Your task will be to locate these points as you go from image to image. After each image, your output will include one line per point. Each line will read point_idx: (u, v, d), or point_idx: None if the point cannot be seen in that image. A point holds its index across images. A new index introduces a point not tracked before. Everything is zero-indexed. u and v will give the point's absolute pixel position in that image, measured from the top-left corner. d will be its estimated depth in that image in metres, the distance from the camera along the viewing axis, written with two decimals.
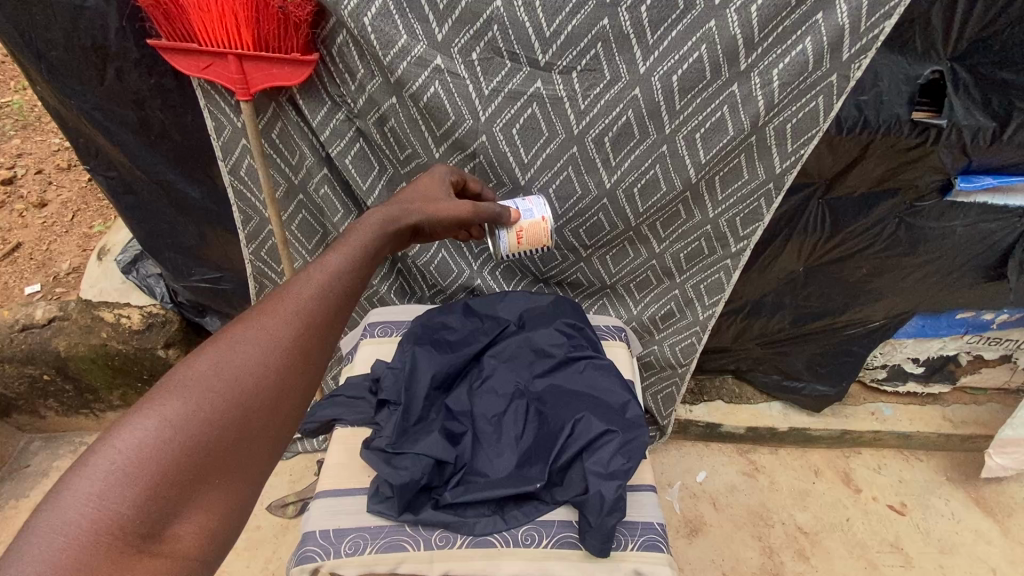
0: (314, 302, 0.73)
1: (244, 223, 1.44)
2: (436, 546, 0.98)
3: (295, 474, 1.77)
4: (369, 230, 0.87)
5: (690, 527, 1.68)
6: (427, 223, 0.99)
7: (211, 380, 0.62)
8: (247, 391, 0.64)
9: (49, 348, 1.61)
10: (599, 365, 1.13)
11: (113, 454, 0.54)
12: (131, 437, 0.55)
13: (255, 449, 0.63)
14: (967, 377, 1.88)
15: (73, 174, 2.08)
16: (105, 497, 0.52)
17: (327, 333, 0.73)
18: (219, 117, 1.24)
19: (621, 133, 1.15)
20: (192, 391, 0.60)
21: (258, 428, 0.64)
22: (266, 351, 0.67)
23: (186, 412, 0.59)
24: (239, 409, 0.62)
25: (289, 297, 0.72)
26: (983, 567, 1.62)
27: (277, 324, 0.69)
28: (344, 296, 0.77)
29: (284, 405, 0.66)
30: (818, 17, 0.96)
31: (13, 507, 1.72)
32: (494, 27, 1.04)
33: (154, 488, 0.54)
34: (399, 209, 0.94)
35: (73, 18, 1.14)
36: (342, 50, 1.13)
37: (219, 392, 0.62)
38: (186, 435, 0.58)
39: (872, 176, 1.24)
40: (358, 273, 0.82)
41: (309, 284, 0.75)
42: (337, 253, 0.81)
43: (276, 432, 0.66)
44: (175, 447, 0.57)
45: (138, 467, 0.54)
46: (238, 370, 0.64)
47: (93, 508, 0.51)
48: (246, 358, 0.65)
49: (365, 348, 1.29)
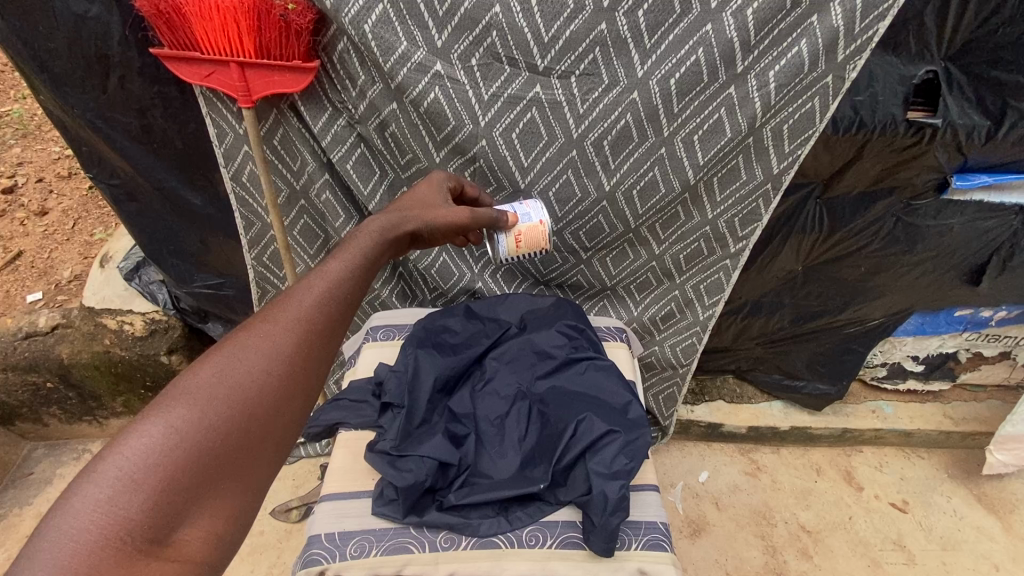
0: (314, 310, 0.74)
1: (247, 229, 1.45)
2: (442, 548, 0.99)
3: (298, 479, 1.78)
4: (368, 238, 0.88)
5: (693, 527, 1.69)
6: (426, 231, 1.00)
7: (215, 387, 0.63)
8: (251, 398, 0.64)
9: (51, 356, 1.62)
10: (601, 365, 1.14)
11: (120, 461, 0.54)
12: (137, 444, 0.56)
13: (259, 454, 0.64)
14: (968, 374, 1.89)
15: (74, 182, 2.09)
16: (114, 503, 0.52)
17: (328, 339, 0.74)
18: (221, 124, 1.25)
19: (620, 136, 1.16)
20: (197, 399, 0.61)
21: (262, 434, 0.64)
22: (269, 359, 0.68)
23: (191, 418, 0.60)
24: (243, 416, 0.63)
25: (289, 304, 0.73)
26: (985, 563, 1.62)
27: (279, 331, 0.70)
28: (345, 302, 0.78)
29: (286, 410, 0.67)
30: (814, 19, 0.97)
31: (16, 514, 1.71)
32: (494, 32, 1.06)
33: (161, 494, 0.55)
34: (398, 217, 0.95)
35: (75, 28, 1.15)
36: (343, 57, 1.14)
37: (223, 399, 0.63)
38: (191, 441, 0.58)
39: (868, 176, 1.25)
40: (358, 280, 0.82)
41: (310, 292, 0.76)
42: (336, 260, 0.82)
43: (280, 438, 0.66)
44: (181, 453, 0.57)
45: (144, 473, 0.55)
46: (241, 377, 0.65)
47: (102, 514, 0.52)
48: (249, 365, 0.66)
49: (369, 351, 1.30)
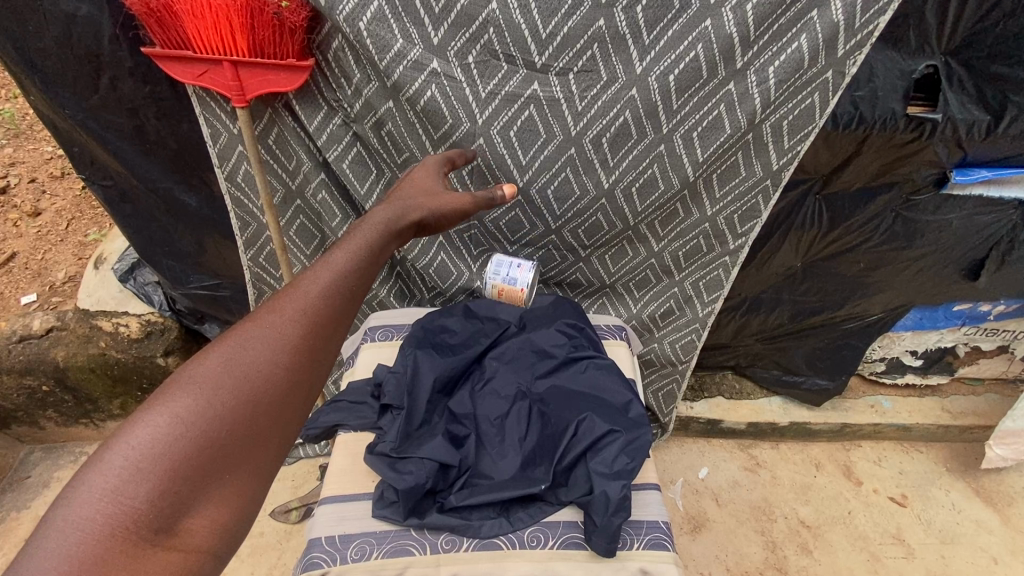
0: (321, 300, 0.71)
1: (243, 229, 1.43)
2: (443, 550, 0.98)
3: (298, 479, 1.78)
4: (374, 228, 0.85)
5: (694, 523, 1.69)
6: (432, 218, 0.97)
7: (221, 377, 0.61)
8: (256, 388, 0.62)
9: (47, 359, 1.61)
10: (601, 365, 1.13)
11: (125, 451, 0.54)
12: (143, 434, 0.55)
13: (266, 444, 0.62)
14: (965, 368, 1.89)
15: (66, 183, 2.07)
16: (120, 493, 0.52)
17: (335, 330, 0.72)
18: (215, 123, 1.24)
19: (619, 134, 1.15)
20: (202, 388, 0.60)
21: (268, 424, 0.62)
22: (274, 349, 0.65)
23: (196, 408, 0.58)
24: (250, 406, 0.61)
25: (296, 294, 0.71)
26: (984, 556, 1.63)
27: (285, 321, 0.68)
28: (351, 293, 0.76)
29: (293, 401, 0.65)
30: (813, 14, 0.96)
31: (13, 518, 1.70)
32: (490, 29, 1.05)
33: (166, 484, 0.54)
34: (400, 209, 0.92)
35: (65, 27, 1.13)
36: (338, 55, 1.13)
37: (229, 389, 0.61)
38: (196, 431, 0.57)
39: (868, 171, 1.24)
40: (364, 271, 0.79)
41: (317, 281, 0.73)
42: (342, 250, 0.79)
43: (285, 429, 0.64)
44: (186, 443, 0.56)
45: (149, 464, 0.54)
46: (247, 366, 0.63)
47: (108, 504, 0.51)
48: (255, 355, 0.64)
49: (366, 352, 1.29)
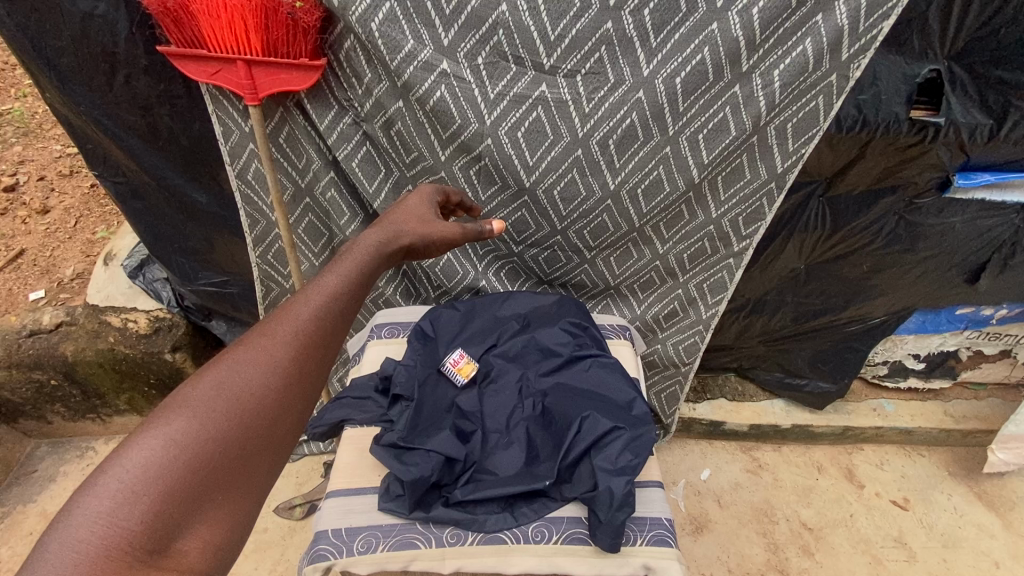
0: (313, 323, 0.72)
1: (251, 226, 1.45)
2: (448, 543, 1.00)
3: (302, 476, 1.79)
4: (365, 252, 0.85)
5: (696, 524, 1.69)
6: (423, 245, 0.98)
7: (213, 401, 0.61)
8: (248, 410, 0.62)
9: (55, 353, 1.64)
10: (605, 363, 1.14)
11: (120, 474, 0.53)
12: (137, 457, 0.54)
13: (257, 466, 0.61)
14: (968, 372, 1.90)
15: (76, 180, 2.09)
16: (114, 515, 0.50)
17: (326, 351, 0.72)
18: (227, 122, 1.25)
19: (624, 136, 1.17)
20: (196, 411, 0.59)
21: (257, 446, 0.62)
22: (266, 372, 0.65)
23: (190, 429, 0.58)
24: (240, 430, 0.61)
25: (288, 317, 0.71)
26: (986, 560, 1.63)
27: (278, 344, 0.68)
28: (342, 315, 0.76)
29: (283, 423, 0.65)
30: (819, 18, 0.98)
31: (21, 511, 1.71)
32: (500, 30, 1.06)
33: (161, 505, 0.53)
34: (392, 233, 0.92)
35: (83, 25, 1.15)
36: (350, 55, 1.15)
37: (222, 412, 0.61)
38: (190, 454, 0.56)
39: (871, 175, 1.26)
40: (355, 294, 0.80)
41: (308, 304, 0.73)
42: (332, 273, 0.79)
43: (275, 450, 0.64)
44: (181, 465, 0.56)
45: (144, 486, 0.53)
46: (240, 390, 0.63)
47: (103, 526, 0.50)
48: (247, 378, 0.64)
49: (373, 349, 1.31)
